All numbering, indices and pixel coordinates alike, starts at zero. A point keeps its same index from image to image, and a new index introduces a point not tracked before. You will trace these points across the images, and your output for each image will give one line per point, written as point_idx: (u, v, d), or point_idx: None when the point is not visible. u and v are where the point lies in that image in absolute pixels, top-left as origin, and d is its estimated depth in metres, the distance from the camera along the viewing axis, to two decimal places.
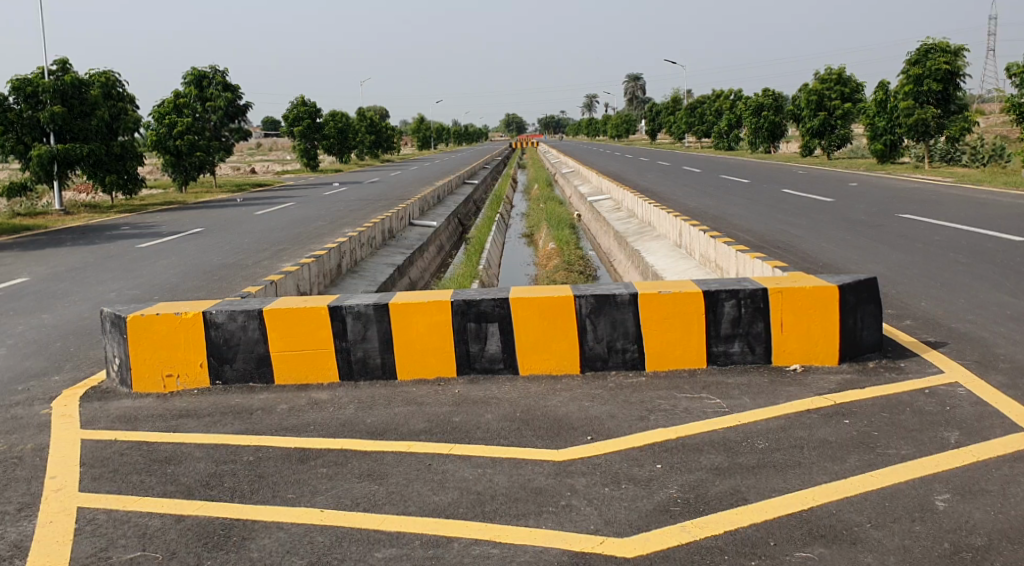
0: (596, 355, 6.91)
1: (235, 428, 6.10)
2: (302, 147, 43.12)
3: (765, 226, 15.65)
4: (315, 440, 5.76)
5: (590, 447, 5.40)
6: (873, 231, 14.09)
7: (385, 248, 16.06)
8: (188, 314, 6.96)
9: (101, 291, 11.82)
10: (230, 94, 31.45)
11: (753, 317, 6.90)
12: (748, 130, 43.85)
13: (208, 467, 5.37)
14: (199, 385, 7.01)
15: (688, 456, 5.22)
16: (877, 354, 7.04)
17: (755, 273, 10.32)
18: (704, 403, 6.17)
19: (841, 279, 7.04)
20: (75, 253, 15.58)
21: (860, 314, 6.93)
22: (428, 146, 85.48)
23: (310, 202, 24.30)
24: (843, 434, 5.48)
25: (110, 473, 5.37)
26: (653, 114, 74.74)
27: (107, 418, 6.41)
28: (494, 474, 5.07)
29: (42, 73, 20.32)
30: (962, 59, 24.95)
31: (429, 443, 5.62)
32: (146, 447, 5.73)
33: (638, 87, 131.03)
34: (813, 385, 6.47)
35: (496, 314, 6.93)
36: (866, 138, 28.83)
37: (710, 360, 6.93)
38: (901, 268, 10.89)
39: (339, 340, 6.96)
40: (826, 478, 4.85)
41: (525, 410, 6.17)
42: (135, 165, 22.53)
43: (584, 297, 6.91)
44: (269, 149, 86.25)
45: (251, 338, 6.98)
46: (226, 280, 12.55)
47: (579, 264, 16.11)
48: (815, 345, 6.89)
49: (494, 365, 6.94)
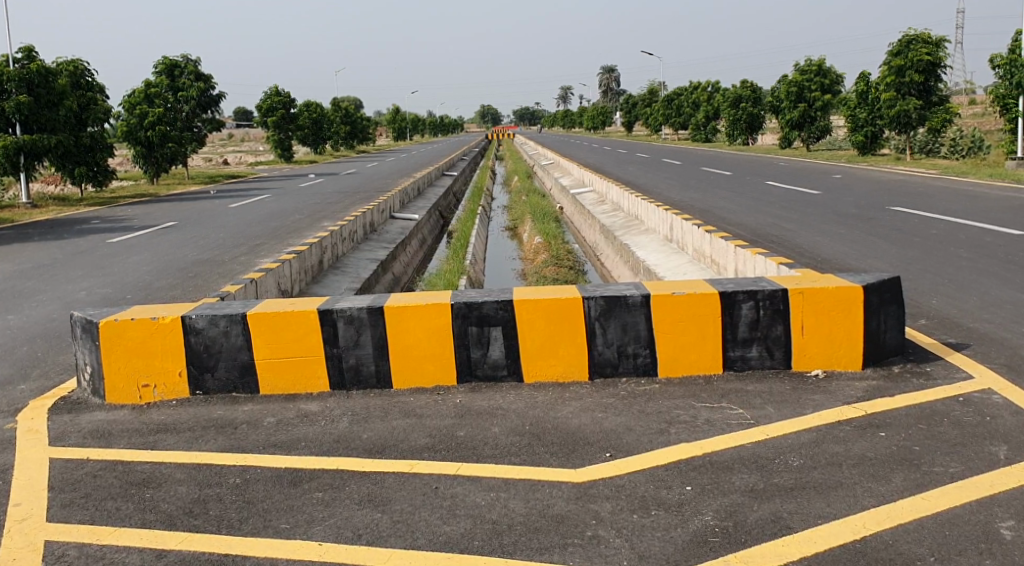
0: (605, 361, 6.46)
1: (218, 446, 5.60)
2: (276, 138, 42.39)
3: (756, 220, 15.21)
4: (307, 460, 5.29)
5: (610, 466, 4.97)
6: (868, 226, 13.69)
7: (367, 243, 15.52)
8: (165, 319, 6.44)
9: (70, 291, 11.23)
10: (202, 84, 30.75)
11: (772, 320, 6.46)
12: (725, 122, 43.38)
13: (192, 491, 4.88)
14: (177, 395, 6.49)
15: (719, 475, 4.80)
16: (899, 357, 6.62)
17: (755, 269, 9.88)
18: (726, 413, 5.72)
19: (863, 279, 6.62)
20: (43, 249, 14.99)
21: (883, 316, 6.52)
22: (403, 137, 84.63)
23: (285, 195, 23.74)
24: (883, 449, 5.07)
25: (81, 499, 4.85)
26: (629, 107, 74.54)
27: (78, 434, 5.90)
28: (509, 500, 4.63)
29: (6, 61, 19.59)
30: (943, 50, 24.64)
31: (433, 462, 5.17)
32: (122, 468, 5.22)
33: (613, 78, 130.72)
34: (838, 393, 6.04)
35: (500, 317, 6.46)
36: (847, 128, 28.47)
37: (726, 365, 6.48)
38: (904, 264, 10.50)
39: (329, 346, 6.47)
40: (874, 503, 4.53)
41: (534, 422, 5.71)
42: (106, 156, 21.91)
43: (593, 298, 6.45)
44: (243, 140, 85.51)
45: (234, 344, 6.48)
46: (202, 278, 11.99)
47: (567, 259, 15.60)
48: (837, 349, 6.45)
49: (497, 372, 6.48)
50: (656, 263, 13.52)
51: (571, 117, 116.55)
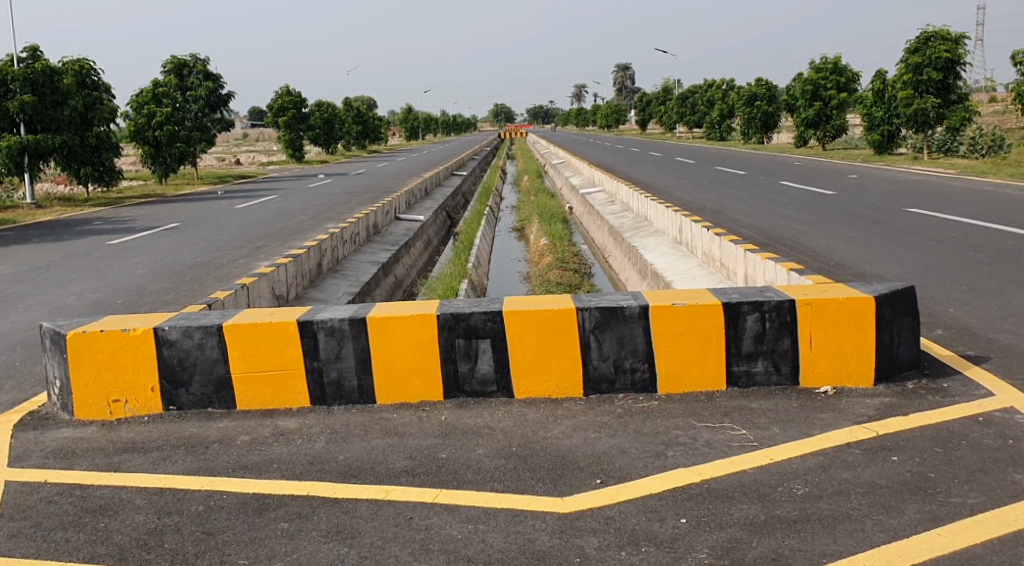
0: (601, 376, 6.10)
1: (185, 467, 5.27)
2: (287, 138, 42.13)
3: (768, 222, 14.79)
4: (278, 483, 4.96)
5: (600, 494, 4.62)
6: (882, 228, 13.28)
7: (369, 245, 15.19)
8: (137, 331, 6.11)
9: (61, 295, 10.98)
10: (211, 83, 30.50)
11: (779, 333, 6.07)
12: (741, 120, 42.82)
13: (149, 521, 4.63)
14: (149, 411, 6.16)
15: (717, 505, 4.45)
16: (915, 372, 6.20)
17: (765, 274, 9.47)
18: (728, 434, 5.33)
19: (876, 289, 6.21)
20: (42, 250, 14.74)
21: (896, 328, 6.11)
22: (416, 136, 84.37)
23: (293, 195, 23.46)
24: (896, 473, 4.68)
25: (31, 528, 4.63)
26: (643, 105, 74.33)
27: (40, 453, 5.60)
28: (488, 533, 4.34)
29: (11, 61, 19.34)
30: (962, 47, 24.09)
31: (410, 487, 4.83)
32: (79, 493, 4.97)
33: (628, 76, 130.14)
34: (849, 412, 5.63)
35: (488, 330, 6.11)
36: (863, 127, 27.93)
37: (730, 381, 6.10)
38: (920, 269, 10.08)
39: (310, 359, 6.13)
40: (886, 539, 4.16)
41: (522, 443, 5.34)
42: (112, 157, 21.67)
43: (588, 310, 6.08)
44: (257, 139, 85.23)
45: (209, 357, 6.14)
46: (198, 282, 11.71)
47: (573, 262, 15.22)
48: (848, 364, 6.05)
49: (486, 388, 6.12)
50: (664, 266, 13.11)
51: (585, 115, 115.92)
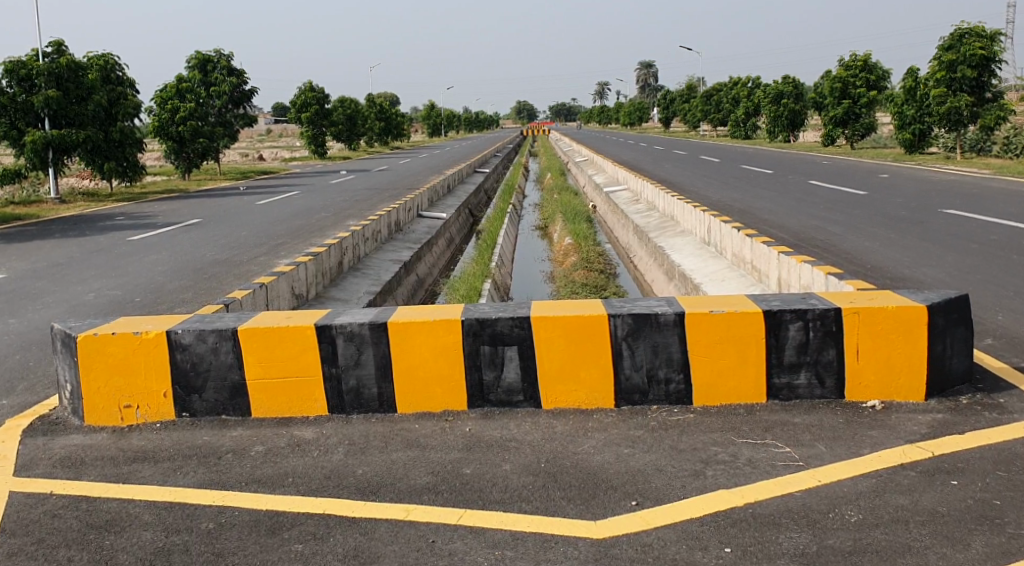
0: (633, 387, 5.78)
1: (197, 479, 5.00)
2: (310, 134, 41.93)
3: (801, 223, 14.38)
4: (293, 499, 4.68)
5: (635, 519, 4.32)
6: (919, 230, 12.84)
7: (391, 243, 14.92)
8: (149, 334, 5.84)
9: (79, 292, 10.78)
10: (234, 78, 30.31)
11: (824, 343, 5.73)
12: (767, 118, 42.32)
13: (157, 539, 4.37)
14: (161, 417, 5.90)
15: (764, 534, 4.14)
16: (968, 386, 5.82)
17: (801, 278, 9.11)
18: (771, 452, 4.99)
19: (926, 297, 5.85)
20: (62, 246, 14.58)
21: (948, 340, 5.75)
22: (438, 132, 84.24)
23: (316, 191, 23.22)
24: (957, 500, 4.34)
25: (32, 546, 4.38)
26: (666, 103, 73.83)
27: (47, 462, 5.34)
28: (516, 561, 4.06)
29: (36, 55, 19.20)
30: (997, 44, 23.56)
31: (432, 506, 4.54)
32: (86, 507, 4.72)
33: (650, 74, 129.49)
34: (900, 429, 5.28)
35: (515, 336, 5.80)
36: (894, 126, 27.39)
37: (771, 394, 5.77)
38: (963, 274, 9.68)
39: (328, 365, 5.85)
40: None
41: (551, 458, 5.03)
42: (136, 152, 21.45)
43: (621, 317, 5.76)
44: (279, 135, 85.28)
45: (224, 362, 5.87)
46: (217, 280, 11.48)
47: (598, 261, 14.89)
48: (897, 377, 5.71)
49: (513, 397, 5.82)
50: (692, 268, 12.75)
51: (608, 114, 115.50)
